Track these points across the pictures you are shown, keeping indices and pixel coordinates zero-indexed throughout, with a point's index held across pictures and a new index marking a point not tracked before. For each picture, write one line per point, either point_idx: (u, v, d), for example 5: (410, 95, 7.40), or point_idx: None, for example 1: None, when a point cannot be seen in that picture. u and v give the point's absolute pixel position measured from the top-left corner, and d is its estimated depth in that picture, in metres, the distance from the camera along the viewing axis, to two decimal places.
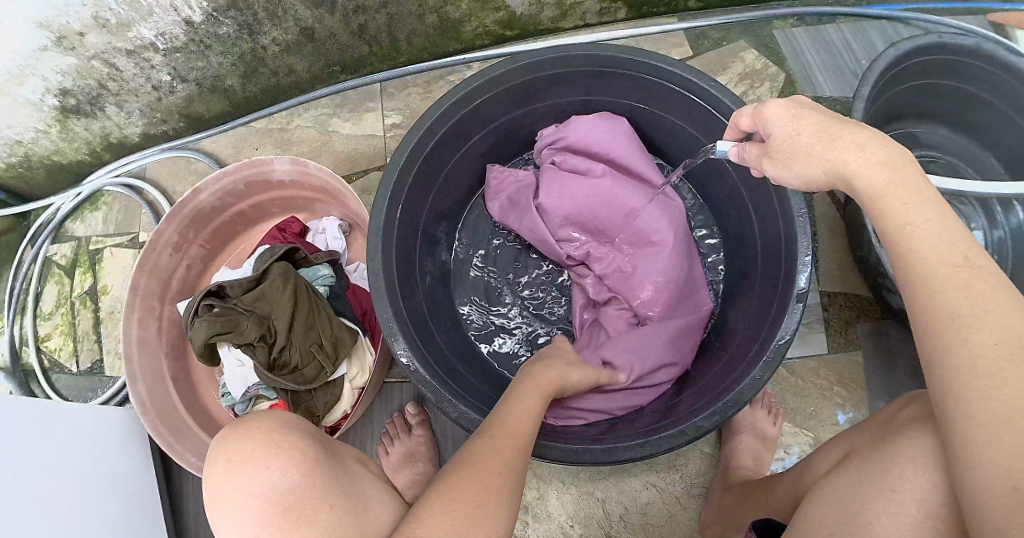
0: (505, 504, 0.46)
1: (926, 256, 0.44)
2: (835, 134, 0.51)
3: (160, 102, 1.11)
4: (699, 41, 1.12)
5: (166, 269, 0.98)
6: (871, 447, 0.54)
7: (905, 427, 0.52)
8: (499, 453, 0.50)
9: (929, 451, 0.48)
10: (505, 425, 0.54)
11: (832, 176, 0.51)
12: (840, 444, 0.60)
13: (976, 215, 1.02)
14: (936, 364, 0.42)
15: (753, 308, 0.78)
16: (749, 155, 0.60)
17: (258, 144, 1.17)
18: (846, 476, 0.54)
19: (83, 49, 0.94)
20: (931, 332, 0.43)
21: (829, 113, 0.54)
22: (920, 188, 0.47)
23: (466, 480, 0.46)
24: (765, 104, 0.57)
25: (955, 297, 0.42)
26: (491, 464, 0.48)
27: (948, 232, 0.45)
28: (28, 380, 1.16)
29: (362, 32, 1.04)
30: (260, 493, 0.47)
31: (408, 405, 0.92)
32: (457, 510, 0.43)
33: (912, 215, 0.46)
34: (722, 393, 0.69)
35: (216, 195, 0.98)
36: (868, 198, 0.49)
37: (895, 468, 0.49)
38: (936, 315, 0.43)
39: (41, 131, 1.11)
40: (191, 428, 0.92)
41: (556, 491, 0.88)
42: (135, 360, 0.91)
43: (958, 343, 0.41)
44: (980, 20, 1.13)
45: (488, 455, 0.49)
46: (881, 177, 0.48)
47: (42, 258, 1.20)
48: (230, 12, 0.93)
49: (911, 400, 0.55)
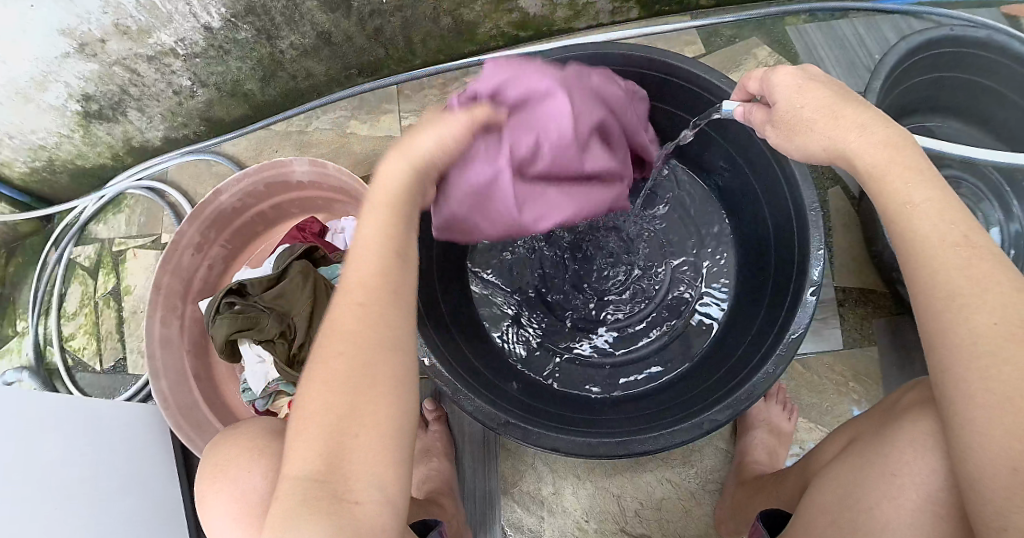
0: (370, 400, 0.45)
1: (926, 236, 0.44)
2: (839, 111, 0.51)
3: (180, 107, 1.14)
4: (711, 39, 1.13)
5: (188, 269, 1.00)
6: (873, 433, 0.54)
7: (905, 411, 0.52)
8: (352, 341, 0.46)
9: (929, 435, 0.48)
10: (359, 291, 0.48)
11: (834, 154, 0.51)
12: (845, 431, 0.60)
13: (991, 208, 1.02)
14: (936, 342, 0.43)
15: (766, 305, 0.78)
16: (755, 117, 0.61)
17: (277, 147, 1.20)
18: (848, 463, 0.54)
19: (105, 56, 0.97)
20: (933, 312, 0.43)
21: (834, 86, 0.54)
22: (920, 166, 0.47)
23: (317, 388, 0.45)
24: (775, 69, 0.57)
25: (955, 275, 0.42)
26: (343, 357, 0.46)
27: (948, 211, 0.44)
28: (52, 378, 1.19)
29: (378, 35, 1.06)
30: (241, 494, 0.56)
31: (426, 402, 0.93)
32: (314, 432, 0.44)
33: (912, 190, 0.46)
34: (735, 387, 0.69)
35: (236, 196, 1.00)
36: (869, 177, 0.48)
37: (895, 453, 0.50)
38: (935, 294, 0.43)
39: (65, 135, 1.14)
40: (212, 424, 0.94)
41: (572, 486, 0.89)
42: (158, 358, 0.94)
43: (957, 323, 0.41)
44: (995, 12, 1.12)
45: (335, 348, 0.46)
46: (883, 155, 0.48)
47: (66, 260, 1.23)
48: (248, 17, 0.96)
49: (913, 386, 0.55)
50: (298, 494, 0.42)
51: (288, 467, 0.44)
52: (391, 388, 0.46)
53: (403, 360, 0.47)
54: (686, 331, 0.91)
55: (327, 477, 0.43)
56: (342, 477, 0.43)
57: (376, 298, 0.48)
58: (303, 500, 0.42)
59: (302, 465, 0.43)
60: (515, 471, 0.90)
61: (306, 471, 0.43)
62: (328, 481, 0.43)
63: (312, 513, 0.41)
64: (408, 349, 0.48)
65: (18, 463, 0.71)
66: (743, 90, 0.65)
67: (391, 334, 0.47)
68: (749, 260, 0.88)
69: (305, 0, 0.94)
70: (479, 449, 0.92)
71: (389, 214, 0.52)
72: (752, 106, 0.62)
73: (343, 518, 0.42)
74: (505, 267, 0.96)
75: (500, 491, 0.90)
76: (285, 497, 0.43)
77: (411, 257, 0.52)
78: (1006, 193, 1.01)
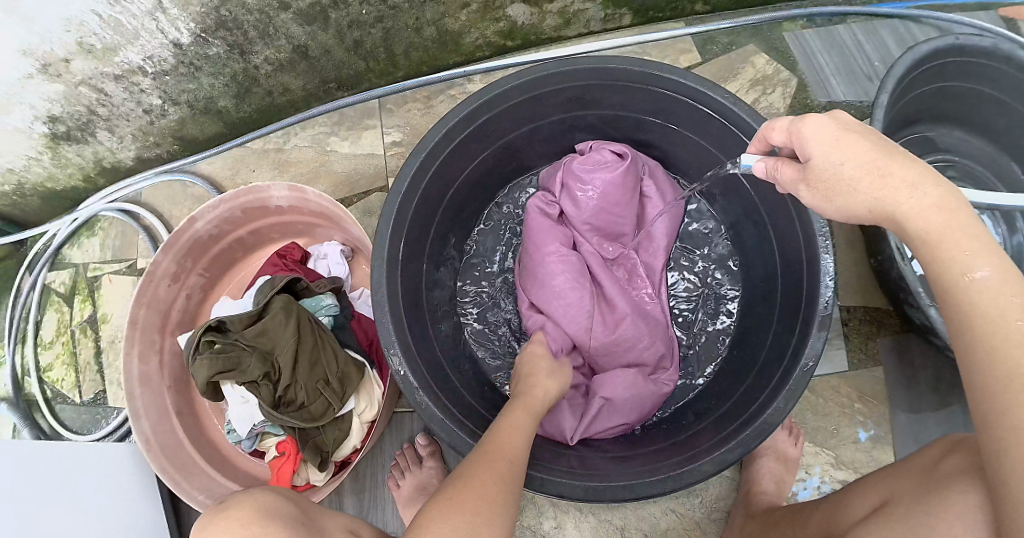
0: (504, 521, 0.50)
1: (984, 313, 0.40)
2: (883, 169, 0.47)
3: (152, 126, 1.08)
4: (706, 46, 1.09)
5: (165, 300, 0.96)
6: (915, 497, 0.50)
7: (950, 478, 0.48)
8: (495, 467, 0.53)
9: (978, 508, 0.44)
10: (501, 438, 0.57)
11: (880, 217, 0.48)
12: (878, 488, 0.56)
13: (994, 221, 0.99)
14: (992, 427, 0.39)
15: (774, 332, 0.75)
16: (782, 176, 0.55)
17: (255, 167, 1.14)
18: (883, 531, 0.50)
19: (69, 76, 0.91)
20: (987, 392, 0.39)
21: (876, 141, 0.49)
22: (976, 229, 0.43)
23: (460, 490, 0.51)
24: (803, 118, 0.52)
25: (1017, 352, 0.38)
26: (491, 474, 0.52)
27: (1011, 282, 0.40)
28: (31, 411, 1.13)
29: (357, 48, 1.01)
30: None
31: (418, 437, 0.89)
32: (460, 517, 0.48)
33: (972, 261, 0.41)
34: (747, 421, 0.65)
35: (213, 222, 0.95)
36: (922, 244, 0.44)
37: (941, 524, 0.46)
38: (993, 372, 0.39)
39: (33, 158, 1.07)
40: (198, 463, 0.90)
41: (574, 519, 0.86)
42: (138, 397, 0.89)
43: (1017, 405, 0.37)
44: (993, 15, 1.09)
45: (481, 468, 0.53)
46: (937, 220, 0.44)
47: (41, 286, 1.18)
48: (219, 32, 0.90)
49: (956, 446, 0.51)
50: None
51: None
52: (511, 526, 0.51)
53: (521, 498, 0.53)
54: (692, 360, 0.87)
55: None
56: None
57: (513, 445, 0.56)
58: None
59: None
60: None
61: None
62: None
63: None
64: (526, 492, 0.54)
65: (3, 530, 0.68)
66: (762, 140, 0.59)
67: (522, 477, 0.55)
68: (754, 282, 0.85)
69: (280, 13, 0.89)
70: None
71: (524, 405, 0.64)
72: (778, 163, 0.56)
73: None
74: (502, 295, 0.94)
75: None
76: None
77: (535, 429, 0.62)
78: None
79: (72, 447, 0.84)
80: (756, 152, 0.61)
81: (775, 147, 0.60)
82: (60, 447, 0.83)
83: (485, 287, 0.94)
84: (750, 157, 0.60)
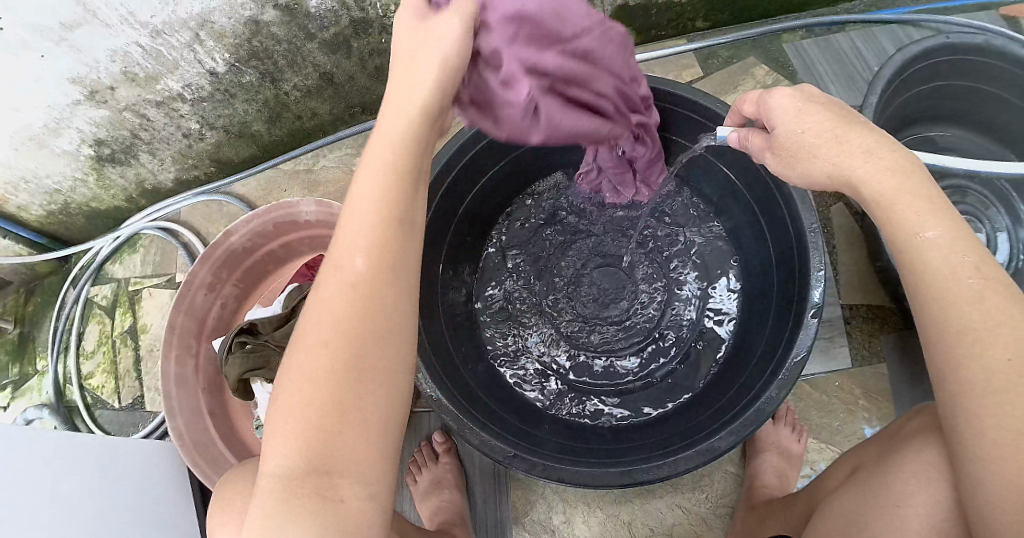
0: (356, 386, 0.42)
1: (943, 277, 0.44)
2: (841, 136, 0.52)
3: (190, 149, 1.17)
4: (709, 61, 1.15)
5: (201, 308, 1.03)
6: (876, 461, 0.57)
7: (911, 439, 0.54)
8: (340, 324, 0.43)
9: (933, 465, 0.50)
10: (340, 268, 0.44)
11: (839, 181, 0.52)
12: (849, 459, 0.63)
13: (998, 212, 1.03)
14: (951, 380, 0.43)
15: (768, 331, 0.79)
16: (753, 144, 0.62)
17: (286, 187, 1.23)
18: (851, 492, 0.57)
19: (115, 102, 1.00)
20: (946, 349, 0.44)
21: (834, 109, 0.55)
22: (931, 195, 0.47)
23: (295, 374, 0.43)
24: (771, 91, 0.58)
25: (968, 310, 0.43)
26: (329, 345, 0.43)
27: (965, 245, 0.45)
28: (72, 416, 1.21)
29: (379, 74, 1.09)
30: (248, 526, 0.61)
31: (436, 434, 0.96)
32: (294, 419, 0.42)
33: (923, 223, 0.46)
34: (741, 411, 0.69)
35: (246, 236, 1.03)
36: (877, 205, 0.49)
37: (899, 483, 0.52)
38: (950, 329, 0.44)
39: (79, 179, 1.16)
40: (226, 459, 0.96)
41: (583, 514, 0.89)
42: (174, 397, 0.96)
43: (974, 359, 0.42)
44: (993, 15, 1.14)
45: (318, 331, 0.43)
46: (890, 183, 0.48)
47: (84, 299, 1.27)
48: (252, 61, 0.99)
49: (918, 412, 0.57)
50: (277, 493, 0.42)
51: (266, 464, 0.43)
52: (378, 386, 0.43)
53: (396, 344, 0.45)
54: (696, 359, 0.91)
55: (308, 474, 0.41)
56: (324, 475, 0.41)
57: (371, 274, 0.44)
58: (281, 502, 0.41)
59: (278, 462, 0.42)
60: (526, 500, 0.91)
61: (281, 469, 0.42)
62: (308, 476, 0.41)
63: (295, 514, 0.41)
64: (402, 329, 0.45)
65: (72, 508, 0.75)
66: (737, 113, 0.66)
67: (376, 308, 0.44)
68: (752, 282, 0.89)
69: (306, 43, 0.98)
70: (490, 476, 0.94)
71: (384, 173, 0.46)
72: (749, 132, 0.63)
73: (327, 516, 0.41)
74: (518, 305, 0.98)
75: (511, 520, 0.91)
76: (263, 496, 0.42)
77: (417, 226, 0.47)
78: (1014, 199, 1.02)
79: (119, 439, 0.91)
80: (731, 123, 0.68)
81: (748, 119, 0.67)
82: (111, 439, 0.89)
83: (499, 292, 0.98)
84: (725, 129, 0.67)
